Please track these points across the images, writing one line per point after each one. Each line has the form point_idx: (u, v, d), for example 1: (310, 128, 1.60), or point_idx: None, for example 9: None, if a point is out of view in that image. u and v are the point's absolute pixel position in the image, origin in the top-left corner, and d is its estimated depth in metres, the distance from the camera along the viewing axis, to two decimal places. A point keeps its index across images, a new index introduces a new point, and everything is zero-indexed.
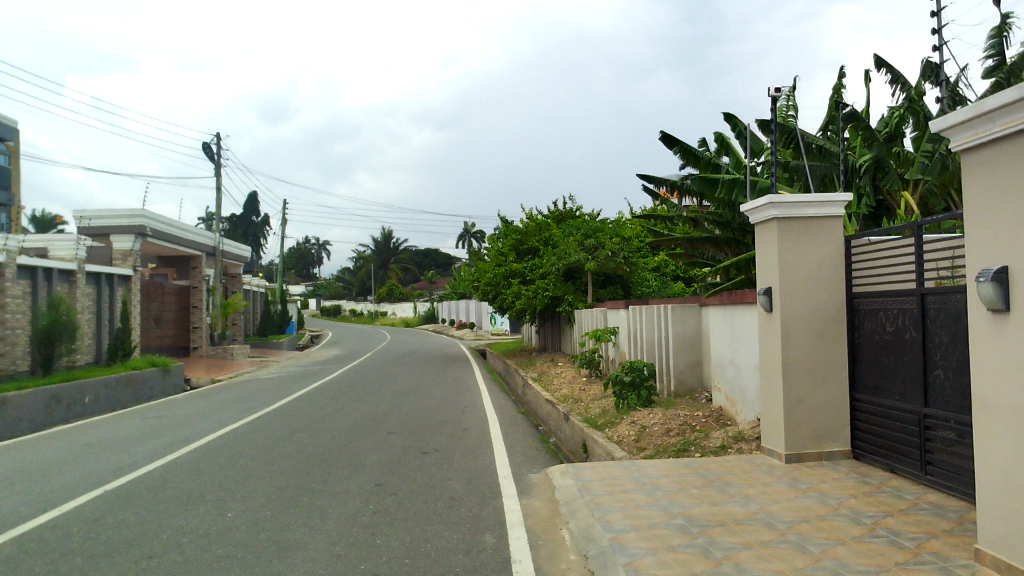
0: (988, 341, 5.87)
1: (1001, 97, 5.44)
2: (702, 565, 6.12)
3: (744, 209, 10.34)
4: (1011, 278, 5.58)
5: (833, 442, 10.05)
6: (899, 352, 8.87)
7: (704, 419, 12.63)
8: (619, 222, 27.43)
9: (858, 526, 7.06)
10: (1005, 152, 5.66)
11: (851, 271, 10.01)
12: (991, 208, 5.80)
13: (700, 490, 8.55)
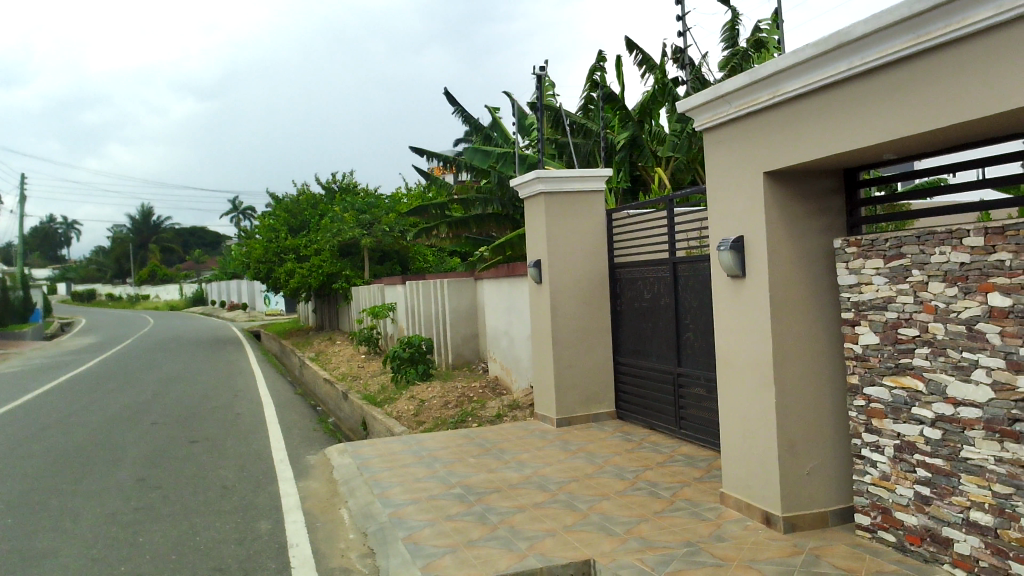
0: (727, 303, 6.47)
1: (735, 82, 5.97)
2: (479, 532, 6.28)
3: (512, 184, 10.61)
4: (747, 246, 6.15)
5: (599, 405, 10.67)
6: (655, 318, 9.56)
7: (481, 390, 12.97)
8: (395, 198, 27.35)
9: (621, 481, 7.57)
10: (738, 132, 6.23)
11: (612, 243, 10.65)
12: (728, 183, 6.37)
13: (477, 459, 8.76)
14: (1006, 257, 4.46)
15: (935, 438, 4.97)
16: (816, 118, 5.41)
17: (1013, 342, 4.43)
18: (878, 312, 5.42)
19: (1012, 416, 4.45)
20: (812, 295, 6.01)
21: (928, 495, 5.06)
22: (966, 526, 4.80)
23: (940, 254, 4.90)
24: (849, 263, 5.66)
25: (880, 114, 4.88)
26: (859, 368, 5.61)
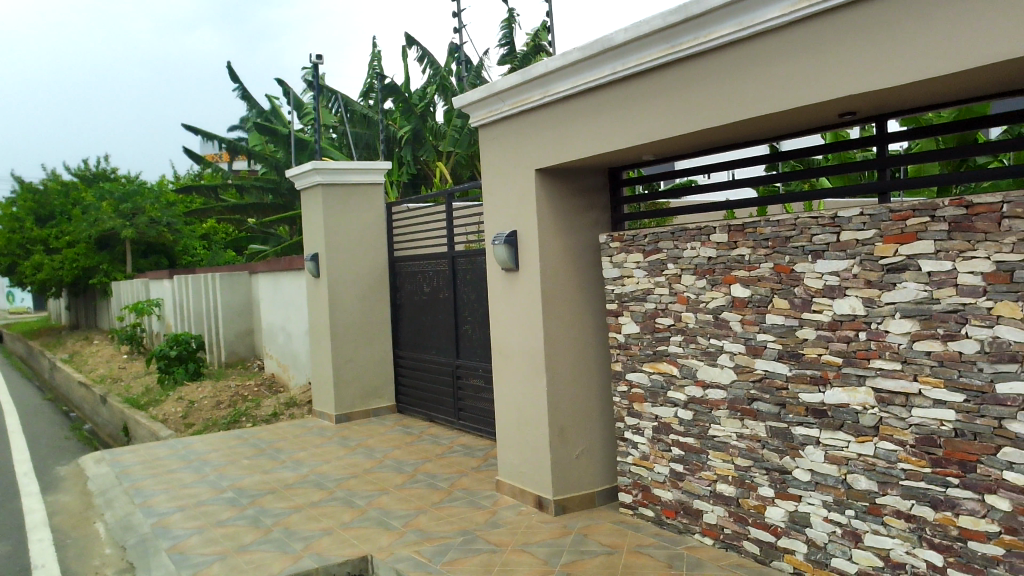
0: (501, 296, 6.64)
1: (508, 80, 6.12)
2: (251, 536, 6.02)
3: (288, 174, 10.26)
4: (520, 240, 6.35)
5: (379, 399, 10.58)
6: (434, 310, 9.64)
7: (256, 388, 12.46)
8: (161, 187, 25.60)
9: (400, 474, 7.56)
10: (512, 129, 6.40)
11: (392, 236, 10.60)
12: (503, 179, 6.53)
13: (250, 461, 8.40)
14: (746, 252, 4.91)
15: (688, 419, 5.40)
16: (584, 119, 5.67)
17: (752, 328, 4.90)
18: (638, 302, 5.79)
19: (750, 395, 4.92)
20: (579, 287, 6.32)
21: (681, 471, 5.49)
22: (713, 498, 5.25)
23: (691, 249, 5.31)
24: (613, 257, 6.00)
25: (641, 117, 5.20)
26: (622, 356, 5.96)
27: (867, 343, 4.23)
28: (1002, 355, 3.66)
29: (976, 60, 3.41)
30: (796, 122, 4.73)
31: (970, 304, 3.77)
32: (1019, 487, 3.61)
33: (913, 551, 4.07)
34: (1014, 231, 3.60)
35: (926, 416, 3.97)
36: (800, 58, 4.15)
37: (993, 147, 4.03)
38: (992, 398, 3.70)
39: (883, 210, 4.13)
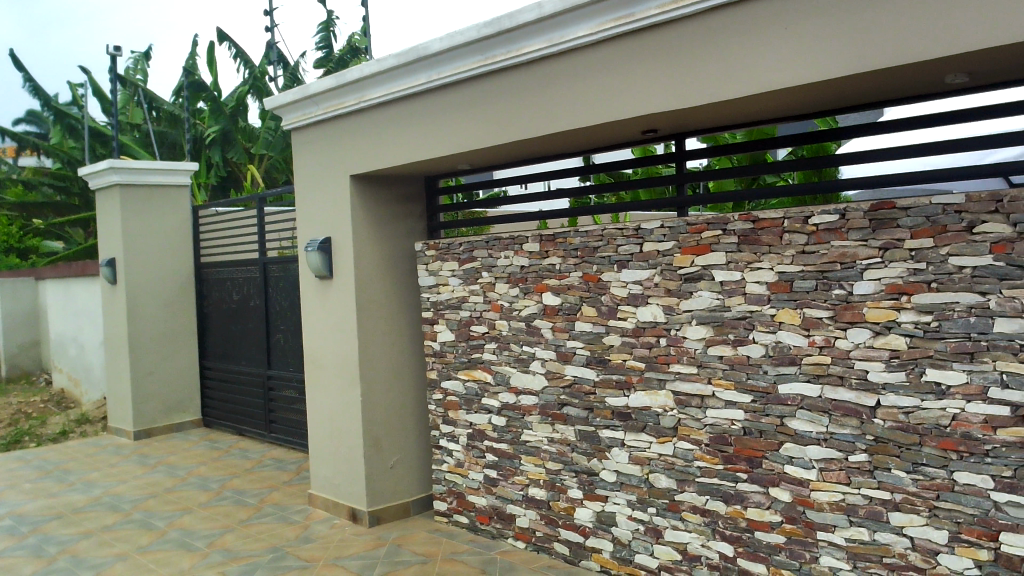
0: (314, 304, 6.47)
1: (322, 84, 5.98)
2: (32, 568, 5.50)
3: (80, 172, 9.51)
4: (334, 247, 6.22)
5: (182, 413, 10.01)
6: (244, 319, 9.25)
7: (42, 404, 11.43)
8: None
9: (205, 492, 7.18)
10: (327, 133, 6.25)
11: (198, 241, 10.08)
12: (317, 185, 6.37)
13: (33, 484, 7.69)
14: (556, 261, 5.06)
15: (501, 425, 5.48)
16: (401, 125, 5.63)
17: (562, 335, 5.05)
18: (453, 310, 5.82)
19: (561, 400, 5.07)
20: (394, 293, 6.27)
21: (495, 477, 5.57)
22: (526, 502, 5.36)
23: (504, 257, 5.40)
24: (429, 265, 6.00)
25: (459, 125, 5.22)
26: (437, 364, 5.97)
27: (667, 349, 4.47)
28: (783, 358, 3.97)
29: (769, 85, 3.67)
30: (605, 137, 4.91)
31: (757, 311, 4.07)
32: (798, 479, 3.93)
33: (708, 543, 4.33)
34: (793, 244, 3.92)
35: (719, 416, 4.24)
36: (611, 75, 4.31)
37: (779, 166, 4.38)
38: (775, 398, 4.01)
39: (681, 223, 4.39)
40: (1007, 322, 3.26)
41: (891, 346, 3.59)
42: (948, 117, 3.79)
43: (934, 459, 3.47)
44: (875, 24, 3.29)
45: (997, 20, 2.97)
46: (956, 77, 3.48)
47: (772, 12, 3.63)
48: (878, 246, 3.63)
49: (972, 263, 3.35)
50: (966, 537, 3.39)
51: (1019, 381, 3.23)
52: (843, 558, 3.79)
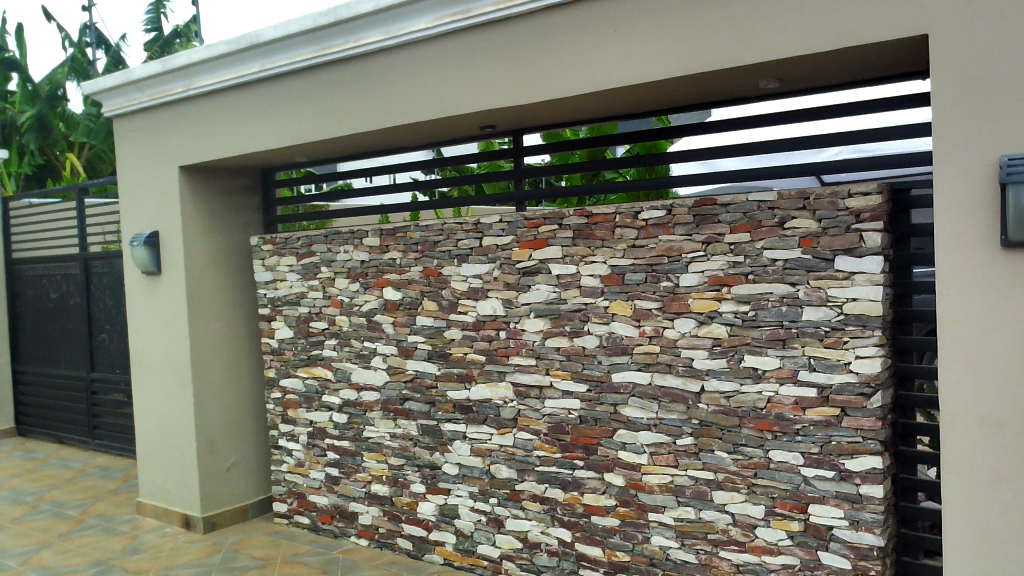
0: (140, 302, 6.11)
1: (146, 69, 5.65)
2: None
3: None
4: (162, 241, 5.91)
5: None
6: (62, 319, 8.62)
7: None
8: None
9: (19, 506, 6.64)
10: (153, 121, 5.92)
11: (8, 236, 9.30)
12: (142, 176, 6.02)
13: None
14: (397, 255, 5.03)
15: (342, 422, 5.39)
16: (233, 115, 5.41)
17: (403, 330, 5.02)
18: (291, 307, 5.67)
19: (403, 395, 5.05)
20: (229, 289, 6.03)
21: (337, 476, 5.47)
22: (368, 499, 5.30)
23: (344, 252, 5.31)
24: (265, 259, 5.81)
25: (295, 116, 5.08)
26: (276, 362, 5.80)
27: (507, 342, 4.55)
28: (616, 348, 4.13)
29: (600, 85, 3.79)
30: (445, 132, 4.93)
31: (591, 304, 4.21)
32: (630, 464, 4.10)
33: (547, 530, 4.44)
34: (624, 238, 4.08)
35: (556, 405, 4.36)
36: (450, 70, 4.31)
37: (615, 163, 4.55)
38: (609, 386, 4.16)
39: (519, 218, 4.48)
40: (813, 311, 3.53)
41: (713, 335, 3.81)
42: (764, 119, 4.06)
43: (752, 439, 3.71)
44: (695, 30, 3.47)
45: (801, 31, 3.20)
46: (768, 82, 3.72)
47: (600, 14, 3.74)
48: (702, 241, 3.83)
49: (784, 256, 3.60)
50: (779, 510, 3.65)
51: (824, 364, 3.50)
52: (672, 537, 3.99)
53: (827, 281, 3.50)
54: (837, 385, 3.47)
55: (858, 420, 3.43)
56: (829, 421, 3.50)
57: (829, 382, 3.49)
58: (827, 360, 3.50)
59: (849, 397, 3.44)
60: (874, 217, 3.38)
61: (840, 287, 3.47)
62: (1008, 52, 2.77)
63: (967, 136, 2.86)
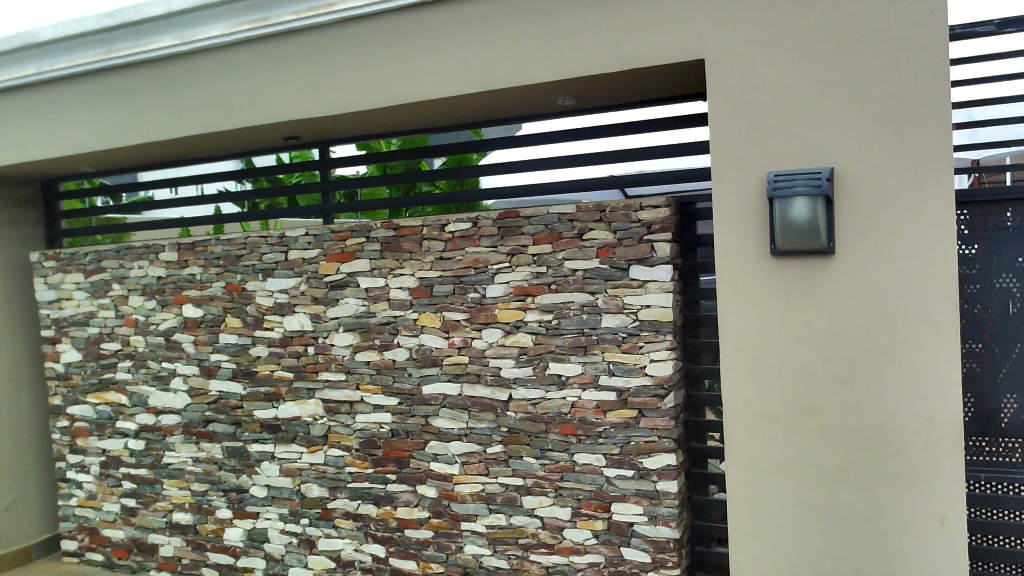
0: None
1: None
2: None
3: None
4: None
5: None
6: None
7: None
8: None
9: None
10: None
11: None
12: None
13: None
14: (196, 270, 4.80)
15: (139, 449, 5.06)
16: (7, 119, 4.97)
17: (205, 349, 4.79)
18: (79, 327, 5.26)
19: (205, 417, 4.81)
20: (6, 310, 5.52)
21: (134, 506, 5.12)
22: (169, 529, 5.00)
23: (138, 268, 5.01)
24: (48, 277, 5.37)
25: (79, 122, 4.73)
26: (62, 388, 5.36)
27: (315, 357, 4.44)
28: (426, 360, 4.14)
29: (402, 97, 3.78)
30: (247, 142, 4.77)
31: (401, 316, 4.20)
32: (442, 474, 4.12)
33: (361, 548, 4.37)
34: (432, 251, 4.12)
35: (367, 420, 4.31)
36: (250, 78, 4.17)
37: (425, 176, 4.59)
38: (419, 398, 4.16)
39: (325, 231, 4.41)
40: (611, 318, 3.70)
41: (519, 344, 3.91)
42: (565, 135, 4.23)
43: (557, 444, 3.83)
44: (496, 46, 3.55)
45: (594, 51, 3.35)
46: (566, 99, 3.87)
47: (402, 27, 3.75)
48: (506, 252, 3.93)
49: (583, 266, 3.76)
50: (585, 511, 3.79)
51: (622, 369, 3.68)
52: (484, 544, 4.04)
53: (623, 289, 3.68)
54: (634, 388, 3.66)
55: (654, 420, 3.63)
56: (627, 422, 3.68)
57: (626, 386, 3.68)
58: (624, 365, 3.68)
59: (645, 399, 3.64)
60: (663, 228, 3.60)
61: (635, 295, 3.66)
62: (777, 79, 3.04)
63: (743, 152, 3.11)
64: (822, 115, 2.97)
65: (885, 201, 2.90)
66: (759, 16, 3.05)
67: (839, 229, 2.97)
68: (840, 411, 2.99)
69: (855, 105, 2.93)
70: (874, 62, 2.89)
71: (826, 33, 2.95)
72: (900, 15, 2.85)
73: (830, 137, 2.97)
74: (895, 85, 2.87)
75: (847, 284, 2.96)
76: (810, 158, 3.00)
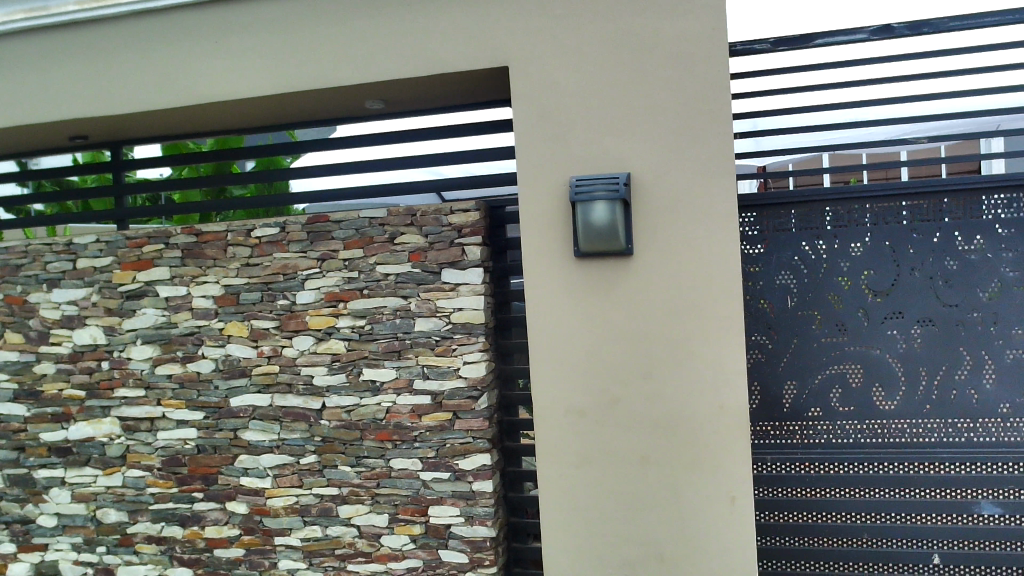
0: None
1: None
2: None
3: None
4: None
5: None
6: None
7: None
8: None
9: None
10: None
11: None
12: None
13: None
14: None
15: None
16: None
17: None
18: None
19: None
20: None
21: None
22: None
23: None
24: None
25: None
26: None
27: (110, 372, 4.15)
28: (233, 371, 3.97)
29: (200, 97, 3.60)
30: (25, 141, 4.38)
31: (205, 326, 4.00)
32: (253, 489, 3.96)
33: (165, 572, 4.13)
34: (237, 257, 3.95)
35: (170, 437, 4.07)
36: (25, 71, 3.82)
37: (233, 178, 4.40)
38: (227, 411, 3.98)
39: (119, 237, 4.13)
40: (424, 321, 3.71)
41: (331, 350, 3.83)
42: (376, 138, 4.19)
43: (373, 450, 3.79)
44: (301, 47, 3.46)
45: (401, 55, 3.35)
46: (375, 102, 3.83)
47: (200, 23, 3.57)
48: (317, 257, 3.84)
49: (395, 270, 3.74)
50: (402, 516, 3.77)
51: (436, 372, 3.69)
52: (299, 558, 3.93)
53: (435, 293, 3.70)
54: (448, 391, 3.69)
55: (468, 422, 3.67)
56: (443, 425, 3.70)
57: (441, 389, 3.69)
58: (439, 368, 3.69)
59: (460, 401, 3.67)
60: (474, 232, 3.66)
61: (447, 298, 3.69)
62: (578, 87, 3.16)
63: (548, 158, 3.20)
64: (619, 124, 3.13)
65: (678, 206, 3.09)
66: (561, 26, 3.16)
67: (636, 232, 3.13)
68: (641, 404, 3.15)
69: (649, 115, 3.09)
70: (667, 75, 3.07)
71: (623, 45, 3.10)
72: (688, 31, 3.05)
73: (627, 146, 3.12)
74: (685, 97, 3.06)
75: (645, 284, 3.13)
76: (609, 164, 3.15)
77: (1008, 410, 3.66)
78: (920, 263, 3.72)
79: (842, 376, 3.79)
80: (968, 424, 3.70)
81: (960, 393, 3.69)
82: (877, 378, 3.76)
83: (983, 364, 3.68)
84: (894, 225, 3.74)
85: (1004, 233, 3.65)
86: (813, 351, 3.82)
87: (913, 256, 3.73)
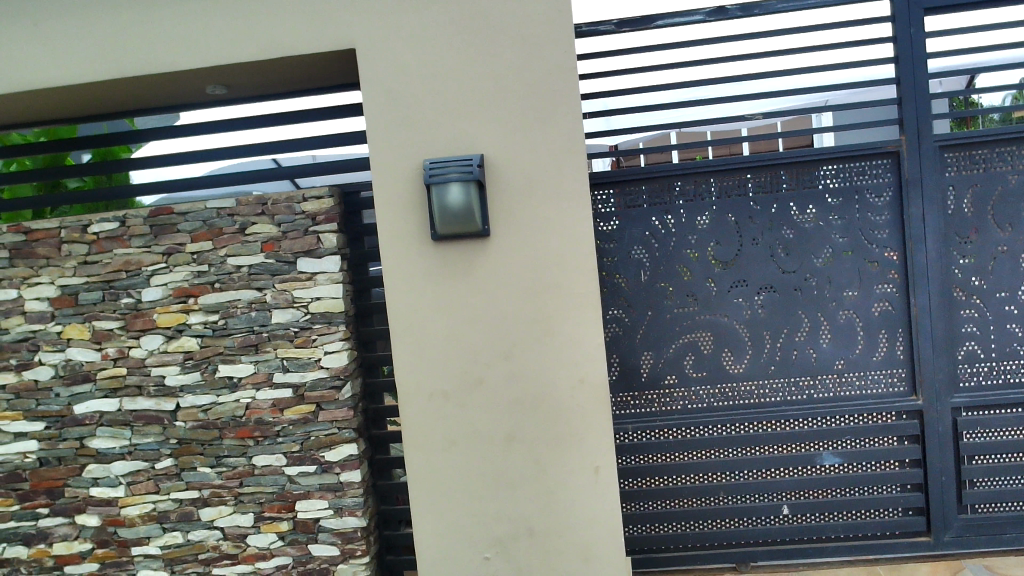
0: None
1: None
2: None
3: None
4: None
5: None
6: None
7: None
8: None
9: None
10: None
11: None
12: None
13: None
14: None
15: None
16: None
17: None
18: None
19: None
20: None
21: None
22: None
23: None
24: None
25: None
26: None
27: None
28: (75, 377, 3.73)
29: (22, 83, 3.33)
30: None
31: (40, 330, 3.74)
32: (105, 500, 3.75)
33: None
34: (73, 255, 3.71)
35: (8, 452, 3.79)
36: None
37: (64, 171, 4.11)
38: (71, 420, 3.74)
39: None
40: (281, 313, 3.60)
41: (183, 349, 3.66)
42: (220, 125, 4.01)
43: (233, 449, 3.66)
44: (132, 29, 3.25)
45: (242, 38, 3.21)
46: (217, 87, 3.67)
47: (16, 3, 3.30)
48: (161, 252, 3.66)
49: (248, 262, 3.61)
50: (268, 514, 3.66)
51: (297, 364, 3.60)
52: (160, 567, 3.76)
53: (291, 283, 3.59)
54: (310, 382, 3.61)
55: (333, 413, 3.61)
56: (306, 418, 3.61)
57: (302, 381, 3.60)
58: (298, 360, 3.60)
59: (322, 392, 3.60)
60: (329, 219, 3.59)
61: (304, 288, 3.60)
62: (428, 70, 3.13)
63: (401, 142, 3.17)
64: (471, 106, 3.13)
65: (532, 187, 3.13)
66: (410, 6, 3.11)
67: (492, 213, 3.15)
68: (504, 384, 3.19)
69: (499, 97, 3.11)
70: (514, 57, 3.09)
71: (469, 27, 3.10)
72: (534, 12, 3.07)
73: (479, 129, 3.13)
74: (534, 79, 3.09)
75: (502, 264, 3.16)
76: (462, 147, 3.15)
77: (842, 365, 3.94)
78: (761, 232, 3.93)
79: (694, 344, 3.97)
80: (808, 382, 3.96)
81: (800, 353, 3.95)
82: (726, 344, 3.96)
83: (820, 325, 3.94)
84: (735, 199, 3.93)
85: (834, 202, 3.91)
86: (666, 322, 3.98)
87: (754, 228, 3.93)
